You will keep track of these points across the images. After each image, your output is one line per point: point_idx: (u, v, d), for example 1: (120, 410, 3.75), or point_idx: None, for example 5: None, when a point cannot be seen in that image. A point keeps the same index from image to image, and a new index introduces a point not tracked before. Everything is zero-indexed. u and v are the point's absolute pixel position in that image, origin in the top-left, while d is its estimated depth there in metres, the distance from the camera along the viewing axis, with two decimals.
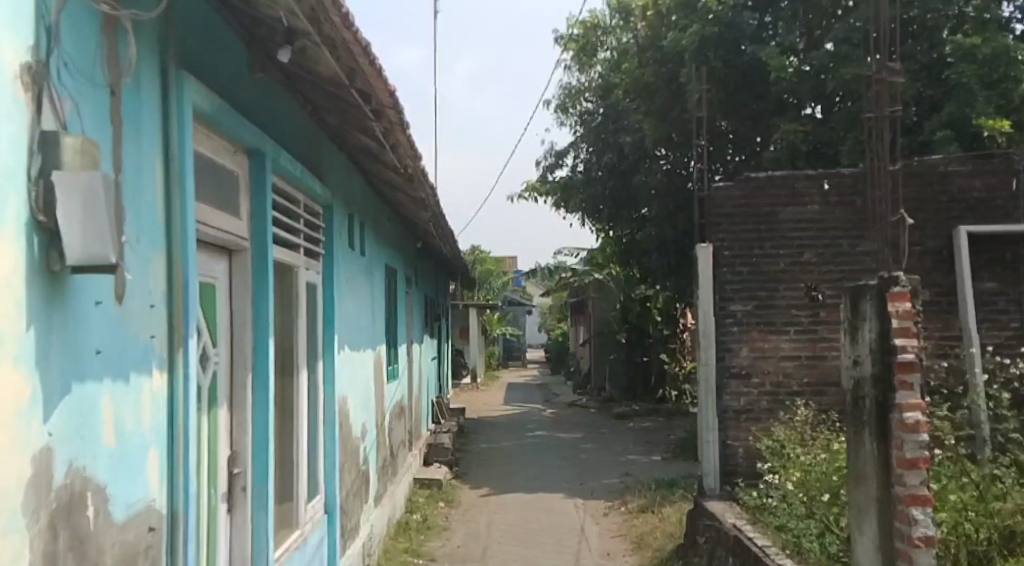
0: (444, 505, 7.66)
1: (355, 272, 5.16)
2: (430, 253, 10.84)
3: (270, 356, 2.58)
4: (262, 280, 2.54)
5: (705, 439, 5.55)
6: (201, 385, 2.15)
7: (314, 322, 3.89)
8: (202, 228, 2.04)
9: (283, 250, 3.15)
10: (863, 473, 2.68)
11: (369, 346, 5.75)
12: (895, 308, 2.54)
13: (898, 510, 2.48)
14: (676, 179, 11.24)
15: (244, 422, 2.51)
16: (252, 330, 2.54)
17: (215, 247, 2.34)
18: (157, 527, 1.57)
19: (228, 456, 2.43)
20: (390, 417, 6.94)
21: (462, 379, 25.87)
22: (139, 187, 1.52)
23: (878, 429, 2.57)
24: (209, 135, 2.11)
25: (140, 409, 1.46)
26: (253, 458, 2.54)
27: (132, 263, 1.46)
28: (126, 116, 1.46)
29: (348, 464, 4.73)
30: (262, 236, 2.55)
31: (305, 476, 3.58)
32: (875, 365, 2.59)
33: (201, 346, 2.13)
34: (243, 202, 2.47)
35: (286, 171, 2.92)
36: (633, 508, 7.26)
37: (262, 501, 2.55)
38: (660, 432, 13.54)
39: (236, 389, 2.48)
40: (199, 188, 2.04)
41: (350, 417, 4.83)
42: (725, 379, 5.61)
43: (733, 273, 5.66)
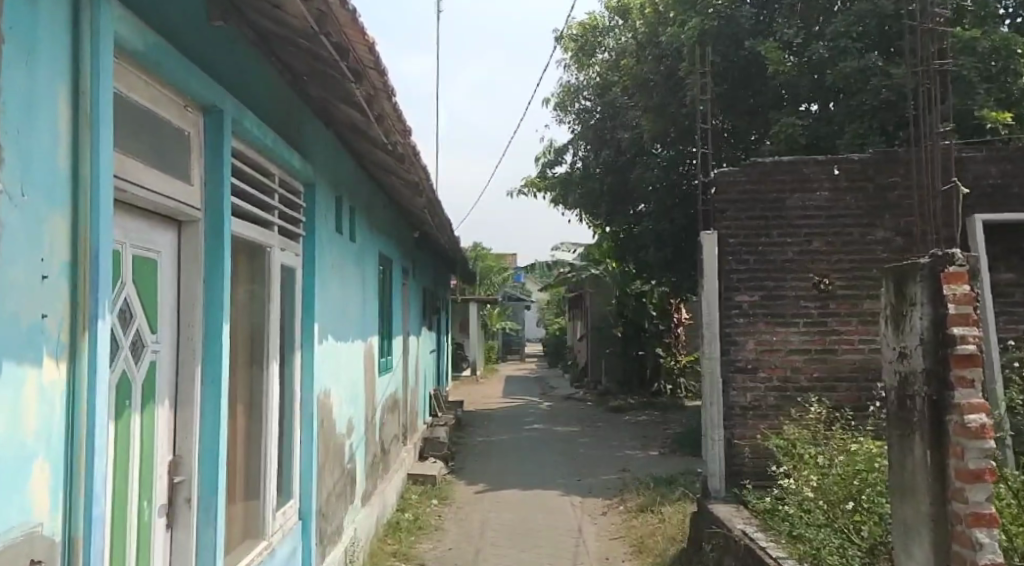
0: (437, 502, 7.39)
1: (344, 259, 4.89)
2: (428, 245, 10.58)
3: (225, 344, 2.32)
4: (214, 256, 2.29)
5: (710, 437, 5.29)
6: (128, 374, 1.91)
7: (290, 307, 3.62)
8: (134, 192, 1.79)
9: (251, 227, 2.89)
10: (911, 485, 2.44)
11: (359, 337, 5.49)
12: (954, 291, 2.29)
13: (958, 531, 2.21)
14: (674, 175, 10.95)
15: (190, 421, 2.24)
16: (202, 312, 2.27)
17: (158, 218, 2.09)
18: (44, 559, 1.32)
19: (168, 463, 2.18)
20: (382, 411, 6.67)
21: (462, 371, 25.64)
22: (29, 130, 1.26)
23: (926, 433, 2.33)
24: (148, 83, 1.85)
25: (18, 408, 1.21)
26: (199, 464, 2.27)
27: (12, 227, 1.21)
28: (12, 34, 1.21)
29: (331, 461, 4.47)
30: (217, 209, 2.31)
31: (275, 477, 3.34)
32: (928, 360, 2.33)
33: (128, 326, 1.90)
34: (194, 165, 2.21)
35: (251, 137, 2.67)
36: (632, 507, 7.00)
37: (210, 514, 2.29)
38: (656, 426, 13.31)
39: (179, 382, 2.22)
40: (131, 143, 1.78)
41: (333, 413, 4.57)
42: (731, 374, 5.35)
43: (737, 262, 5.40)
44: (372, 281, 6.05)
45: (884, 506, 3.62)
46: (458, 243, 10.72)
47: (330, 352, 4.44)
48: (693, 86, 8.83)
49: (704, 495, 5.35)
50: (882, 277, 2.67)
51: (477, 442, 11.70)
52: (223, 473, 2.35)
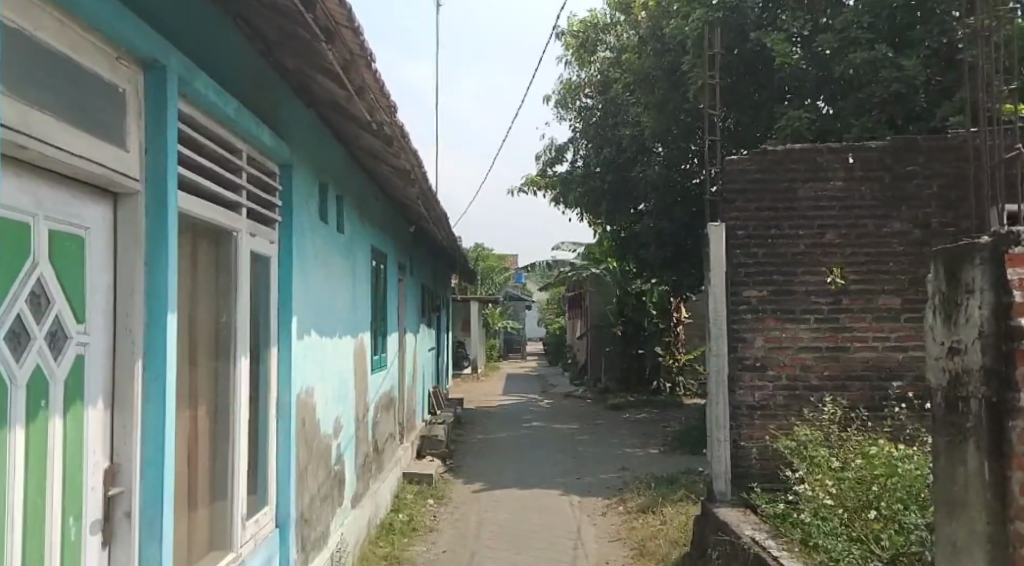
0: (432, 502, 7.14)
1: (332, 253, 4.71)
2: (425, 242, 10.30)
3: (169, 345, 2.42)
4: (158, 239, 2.39)
5: (715, 438, 5.04)
6: (49, 375, 1.94)
7: (265, 294, 3.54)
8: (40, 149, 1.78)
9: (208, 204, 2.92)
10: (967, 504, 2.20)
11: (350, 333, 5.28)
12: (1020, 274, 1.98)
13: (1021, 555, 1.95)
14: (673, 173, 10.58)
15: (131, 426, 2.31)
16: (144, 308, 2.37)
17: (85, 187, 2.13)
18: None
19: (104, 472, 2.22)
20: (375, 411, 6.43)
21: (462, 370, 25.35)
22: None
23: (983, 440, 2.09)
24: (61, 23, 1.88)
25: None
26: (141, 471, 2.34)
27: None
28: None
29: (314, 463, 4.25)
30: (161, 174, 2.41)
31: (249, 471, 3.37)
32: (986, 356, 2.07)
33: (49, 324, 1.94)
34: (132, 127, 2.30)
35: (214, 105, 2.75)
36: (632, 508, 6.74)
37: (153, 529, 2.35)
38: (657, 424, 13.06)
39: (119, 384, 2.29)
40: (39, 95, 1.80)
41: (317, 414, 4.36)
42: (738, 373, 5.09)
43: (745, 255, 5.15)
44: (366, 276, 5.85)
45: (915, 517, 3.66)
46: (455, 240, 10.44)
47: (314, 350, 4.24)
48: (698, 80, 8.56)
49: (709, 498, 5.09)
50: (931, 257, 2.48)
51: (475, 440, 11.44)
52: (168, 484, 2.40)
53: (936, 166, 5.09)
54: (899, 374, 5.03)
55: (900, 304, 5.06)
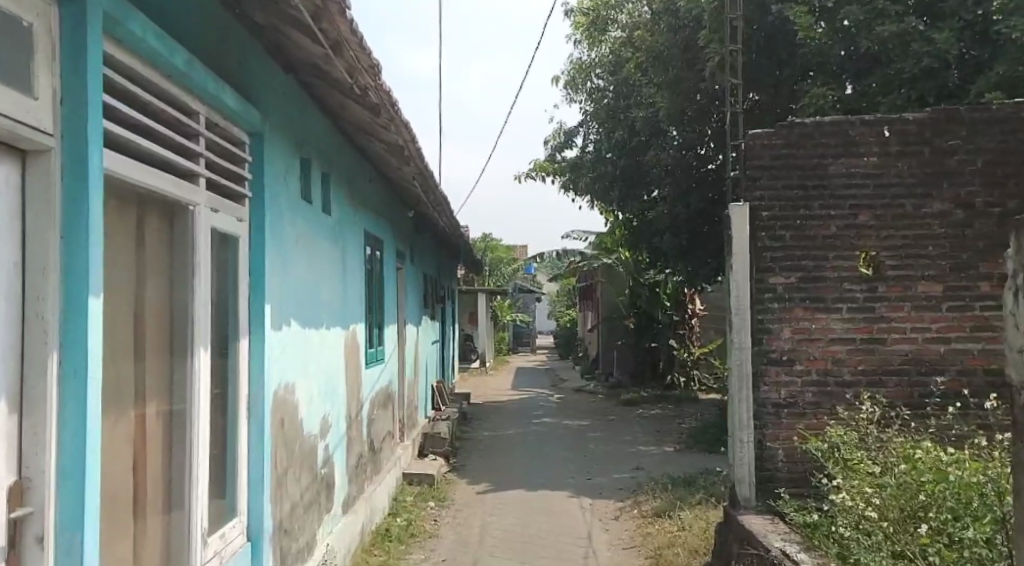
0: (434, 505, 6.77)
1: (317, 236, 4.35)
2: (427, 228, 9.91)
3: (92, 334, 2.03)
4: (74, 214, 2.00)
5: (738, 439, 4.61)
6: None
7: (231, 277, 3.19)
8: None
9: (155, 172, 2.55)
10: None
11: (341, 325, 4.91)
12: None
13: None
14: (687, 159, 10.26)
15: (44, 430, 1.92)
16: (59, 290, 1.97)
17: None
18: None
19: (8, 489, 1.82)
20: (371, 408, 6.06)
21: (471, 364, 25.00)
22: None
23: None
24: None
25: None
26: (57, 484, 1.95)
27: None
28: None
29: (295, 467, 3.87)
30: (82, 130, 2.01)
31: (210, 479, 3.02)
32: None
33: None
34: (41, 72, 1.91)
35: (154, 54, 2.39)
36: (647, 511, 6.31)
37: (72, 556, 1.96)
38: (671, 420, 12.63)
39: (29, 382, 1.91)
40: None
41: (301, 412, 4.00)
42: (763, 368, 4.64)
43: (771, 239, 4.68)
44: (359, 262, 5.50)
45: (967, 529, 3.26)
46: (459, 227, 10.00)
47: (295, 342, 3.88)
48: (714, 56, 8.06)
49: (732, 504, 4.67)
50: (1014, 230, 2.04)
51: (483, 437, 11.06)
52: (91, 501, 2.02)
53: (980, 140, 4.62)
54: (941, 368, 4.57)
55: (941, 291, 4.59)
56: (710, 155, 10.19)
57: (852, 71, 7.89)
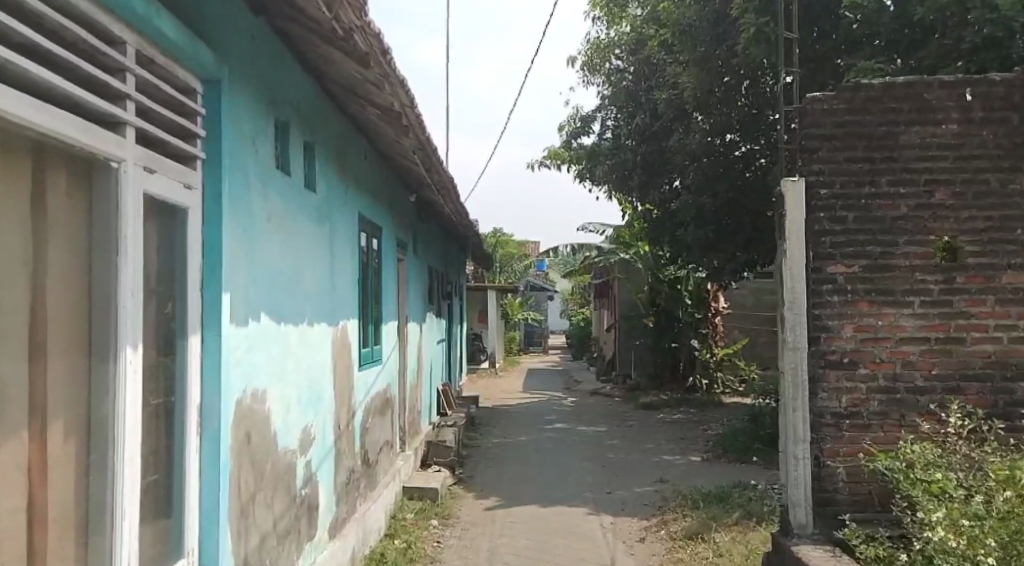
0: (437, 524, 6.27)
1: (295, 212, 3.77)
2: (434, 215, 9.32)
3: None
4: None
5: (791, 455, 3.92)
6: None
7: (174, 256, 2.56)
8: None
9: (69, 114, 1.95)
10: None
11: (324, 319, 4.31)
12: None
13: None
14: (713, 146, 9.86)
15: None
16: None
17: None
18: None
19: None
20: (362, 417, 5.49)
21: (480, 364, 24.38)
22: None
23: None
24: None
25: None
26: None
27: None
28: None
29: (266, 490, 3.26)
30: None
31: (146, 510, 2.38)
32: None
33: None
34: None
35: None
36: (677, 533, 5.66)
37: None
38: (694, 426, 11.95)
39: None
40: None
41: (274, 421, 3.41)
42: (821, 372, 3.96)
43: (830, 220, 4.01)
44: (346, 245, 4.94)
45: None
46: (467, 215, 9.40)
47: (266, 337, 3.28)
48: (746, 28, 7.34)
49: (783, 531, 3.96)
50: None
51: (494, 445, 10.45)
52: None
53: None
54: None
55: None
56: (735, 141, 9.83)
57: (899, 46, 7.17)
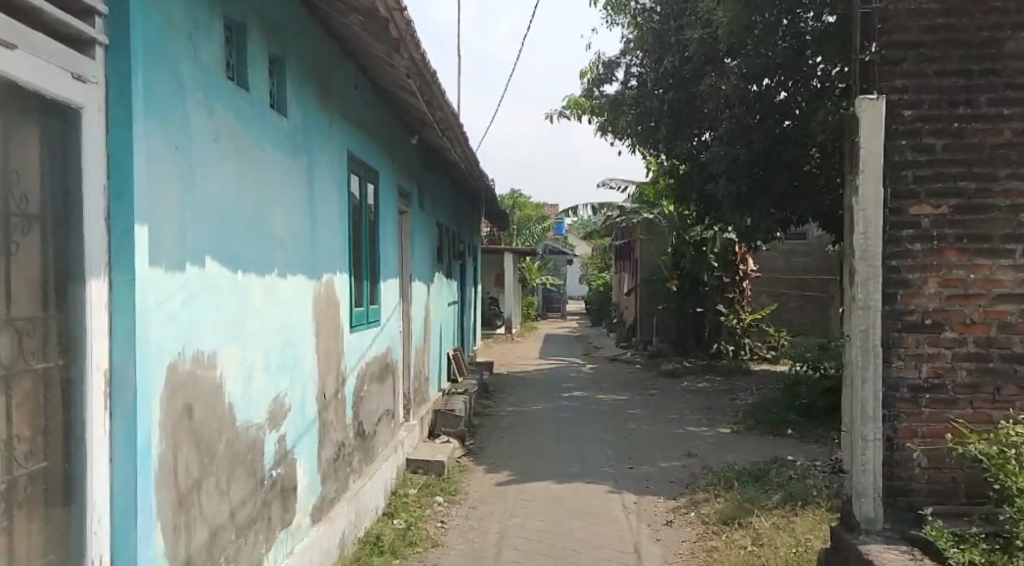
0: (442, 501, 5.74)
1: (251, 137, 3.08)
2: (442, 163, 8.62)
3: None
4: None
5: (859, 437, 3.22)
6: None
7: (67, 168, 1.86)
8: None
9: None
10: None
11: (296, 270, 3.65)
12: None
13: None
14: (745, 91, 9.03)
15: None
16: None
17: None
18: None
19: None
20: (353, 384, 4.88)
21: (496, 328, 23.90)
22: None
23: None
24: None
25: None
26: None
27: None
28: None
29: (219, 472, 2.66)
30: None
31: (19, 511, 1.70)
32: None
33: None
34: None
35: None
36: (709, 517, 5.11)
37: None
38: (721, 395, 11.28)
39: None
40: None
41: (229, 392, 2.78)
42: (897, 337, 3.27)
43: (913, 150, 3.28)
44: (327, 184, 4.27)
45: None
46: (478, 165, 8.68)
47: (209, 289, 2.61)
48: None
49: (847, 526, 3.34)
50: None
51: (508, 413, 9.89)
52: None
53: None
54: None
55: None
56: (771, 86, 9.12)
57: None
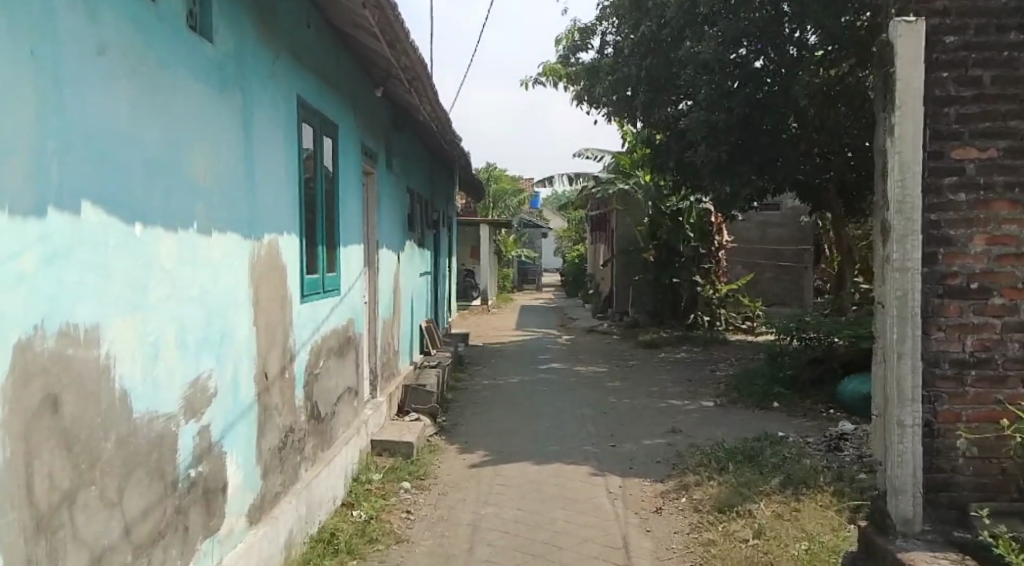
0: (410, 486, 5.22)
1: (159, 55, 2.42)
2: (409, 121, 7.94)
3: None
4: None
5: (894, 422, 2.73)
6: None
7: None
8: None
9: None
10: None
11: (223, 226, 3.01)
12: None
13: None
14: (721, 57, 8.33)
15: None
16: None
17: None
18: None
19: None
20: (302, 361, 4.25)
21: (472, 300, 23.39)
22: None
23: None
24: None
25: None
26: None
27: None
28: None
29: (99, 480, 2.08)
30: None
31: None
32: None
33: None
34: None
35: None
36: (703, 503, 4.65)
37: None
38: (701, 367, 10.87)
39: None
40: None
41: (121, 376, 2.19)
42: (939, 304, 2.76)
43: (957, 83, 2.75)
44: (270, 130, 3.62)
45: None
46: (450, 124, 8.02)
47: (88, 245, 1.99)
48: None
49: (881, 527, 2.86)
50: None
51: (482, 388, 9.38)
52: None
53: None
54: None
55: None
56: (750, 57, 8.55)
57: None
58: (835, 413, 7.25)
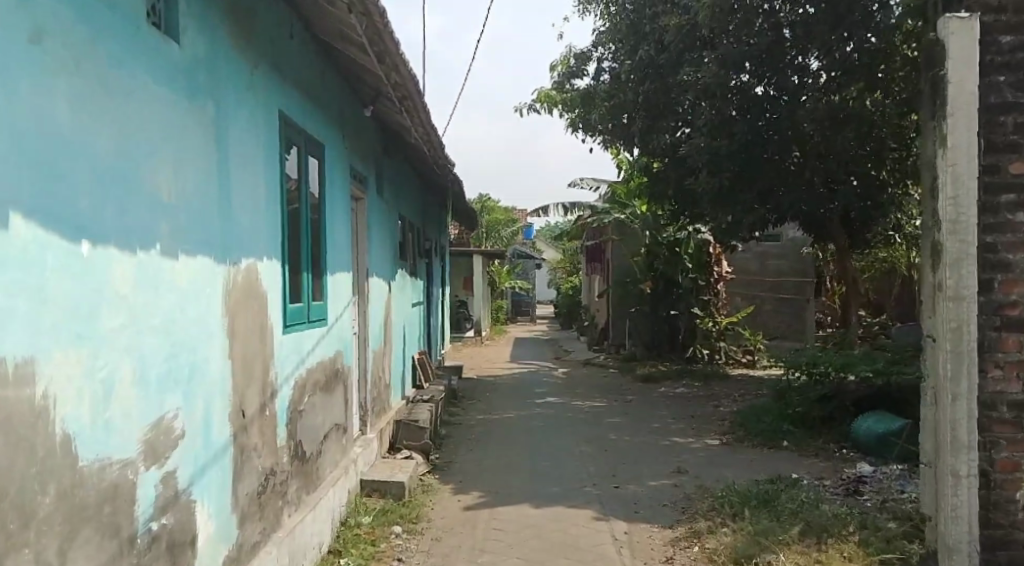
0: (401, 531, 4.84)
1: (109, 54, 2.15)
2: (399, 145, 7.71)
3: None
4: None
5: (952, 471, 3.17)
6: None
7: None
8: None
9: None
10: None
11: (190, 249, 2.71)
12: None
13: None
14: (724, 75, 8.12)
15: None
16: None
17: None
18: None
19: None
20: (287, 398, 3.94)
21: (465, 333, 23.02)
22: None
23: None
24: None
25: None
26: None
27: None
28: None
29: (36, 541, 1.74)
30: None
31: None
32: None
33: None
34: None
35: None
36: (717, 553, 4.29)
37: None
38: (704, 402, 10.53)
39: None
40: None
41: (62, 418, 1.86)
42: (996, 337, 3.22)
43: (1012, 89, 3.22)
44: (247, 148, 3.36)
45: None
46: (443, 149, 7.79)
47: (18, 265, 1.68)
48: None
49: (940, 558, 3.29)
50: None
51: (477, 423, 9.01)
52: None
53: None
54: None
55: None
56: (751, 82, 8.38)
57: None
58: (849, 453, 6.92)
